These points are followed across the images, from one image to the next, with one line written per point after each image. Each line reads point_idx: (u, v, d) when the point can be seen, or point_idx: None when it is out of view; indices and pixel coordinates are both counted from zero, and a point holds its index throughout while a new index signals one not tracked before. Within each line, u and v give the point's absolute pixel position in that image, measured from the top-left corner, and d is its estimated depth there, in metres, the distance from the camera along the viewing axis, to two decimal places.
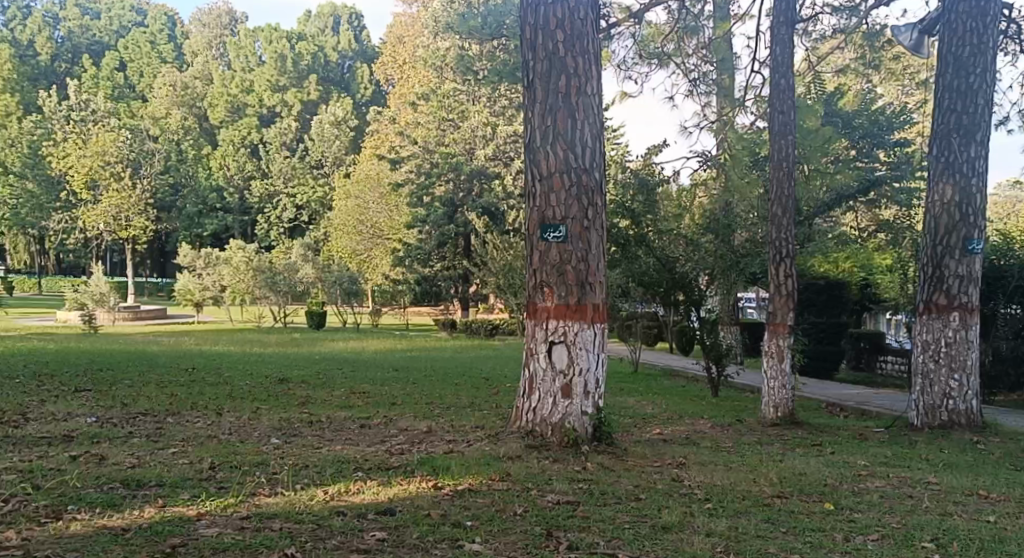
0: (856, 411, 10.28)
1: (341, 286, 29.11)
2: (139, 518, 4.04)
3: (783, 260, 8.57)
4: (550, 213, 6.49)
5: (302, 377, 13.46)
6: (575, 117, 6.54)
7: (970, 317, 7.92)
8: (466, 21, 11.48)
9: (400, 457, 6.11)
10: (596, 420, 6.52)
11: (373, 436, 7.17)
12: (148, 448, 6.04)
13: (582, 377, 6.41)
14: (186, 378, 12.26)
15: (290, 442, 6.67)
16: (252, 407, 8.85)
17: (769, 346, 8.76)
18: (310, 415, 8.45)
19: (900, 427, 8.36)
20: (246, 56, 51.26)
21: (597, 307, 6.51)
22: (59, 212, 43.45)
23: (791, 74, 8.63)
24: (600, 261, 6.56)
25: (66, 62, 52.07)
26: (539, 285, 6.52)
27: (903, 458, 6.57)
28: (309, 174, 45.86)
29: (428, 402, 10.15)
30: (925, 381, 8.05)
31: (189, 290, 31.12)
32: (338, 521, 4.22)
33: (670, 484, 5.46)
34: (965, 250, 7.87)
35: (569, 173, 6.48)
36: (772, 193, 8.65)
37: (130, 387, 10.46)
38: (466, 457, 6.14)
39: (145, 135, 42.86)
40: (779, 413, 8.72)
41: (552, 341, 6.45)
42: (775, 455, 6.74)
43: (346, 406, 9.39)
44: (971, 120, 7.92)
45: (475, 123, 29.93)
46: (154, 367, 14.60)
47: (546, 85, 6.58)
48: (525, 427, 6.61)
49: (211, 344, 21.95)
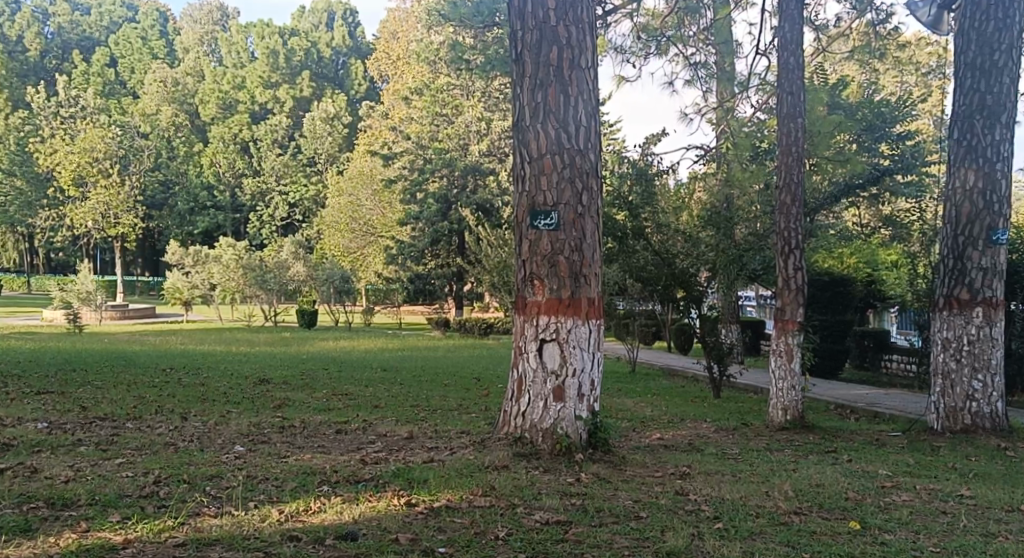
0: (867, 413, 9.72)
1: (332, 284, 28.34)
2: (51, 547, 3.46)
3: (792, 252, 7.98)
4: (540, 198, 5.90)
5: (285, 378, 12.81)
6: (568, 93, 5.94)
7: (995, 313, 7.35)
8: (457, 8, 10.97)
9: (374, 467, 5.53)
10: (592, 426, 5.94)
11: (349, 443, 6.60)
12: (92, 458, 5.41)
13: (575, 379, 5.83)
14: (160, 379, 11.63)
15: (255, 451, 6.08)
16: (221, 411, 8.25)
17: (777, 344, 8.16)
18: (284, 420, 7.83)
19: (918, 431, 7.78)
20: (238, 53, 50.38)
21: (592, 302, 5.92)
22: (47, 209, 42.71)
23: (801, 52, 8.04)
24: (595, 252, 5.97)
25: (56, 57, 51.16)
26: (528, 278, 5.93)
27: (927, 467, 5.98)
28: (302, 172, 45.33)
29: (413, 404, 9.56)
30: (946, 382, 7.45)
31: (178, 289, 30.50)
32: (289, 549, 3.62)
33: (674, 498, 4.87)
34: (989, 240, 7.31)
35: (560, 155, 5.89)
36: (780, 180, 8.08)
37: (97, 389, 9.82)
38: (448, 466, 5.57)
39: (134, 131, 42.14)
40: (787, 416, 8.13)
41: (542, 339, 5.87)
42: (787, 463, 6.15)
43: (325, 410, 8.78)
44: (995, 101, 7.35)
45: (469, 118, 29.32)
46: (131, 367, 14.02)
47: (535, 58, 5.97)
48: (513, 434, 6.02)
49: (197, 344, 21.34)
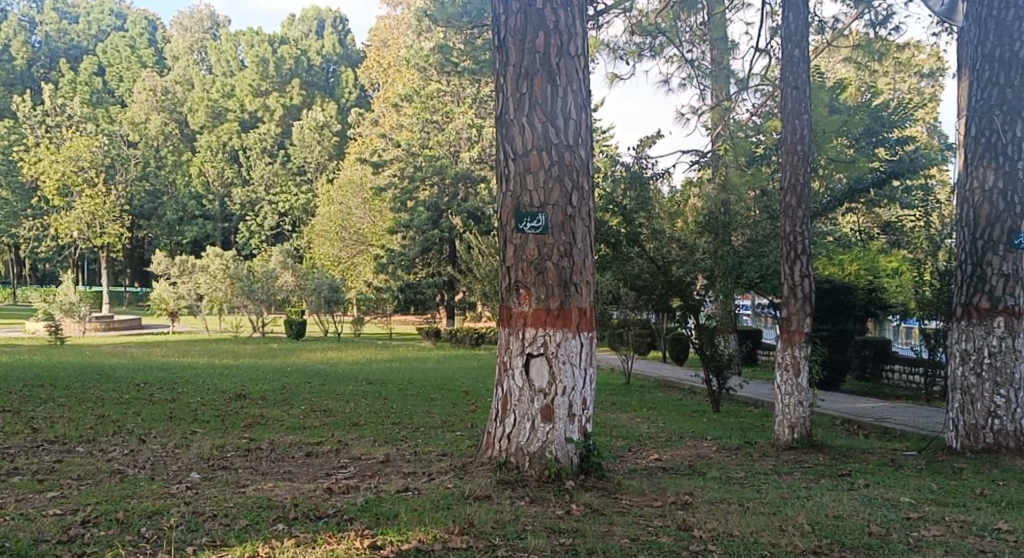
0: (876, 429, 9.21)
1: (321, 294, 27.33)
2: None
3: (798, 257, 7.43)
4: (526, 199, 5.35)
5: (265, 393, 12.18)
6: (557, 83, 5.40)
7: (1018, 322, 6.79)
8: (445, 8, 10.47)
9: (341, 499, 4.96)
10: (584, 449, 5.37)
11: (319, 469, 6.01)
12: (22, 491, 4.81)
13: (565, 398, 5.27)
14: (131, 396, 11.01)
15: (210, 479, 5.49)
16: (185, 431, 7.68)
17: (784, 357, 7.61)
18: (251, 441, 7.24)
19: (935, 450, 7.25)
20: (227, 61, 49.56)
21: (583, 313, 5.37)
22: (31, 219, 41.93)
23: (806, 43, 7.50)
24: (588, 257, 5.43)
25: (43, 66, 50.45)
26: (513, 287, 5.38)
27: (952, 494, 5.41)
28: (292, 181, 44.65)
29: (394, 422, 8.99)
30: (965, 397, 6.93)
31: (163, 299, 29.75)
32: None
33: (676, 536, 4.30)
34: (1010, 245, 6.75)
35: (548, 151, 5.34)
36: (785, 181, 7.54)
37: (55, 407, 9.18)
38: (423, 498, 4.98)
39: (121, 140, 41.57)
40: (794, 434, 7.56)
41: (529, 353, 5.31)
42: (798, 489, 5.58)
43: (298, 429, 8.19)
44: (1017, 95, 6.84)
45: (460, 125, 28.75)
46: (103, 382, 13.34)
47: (519, 45, 5.44)
48: (497, 458, 5.44)
49: (180, 356, 20.66)
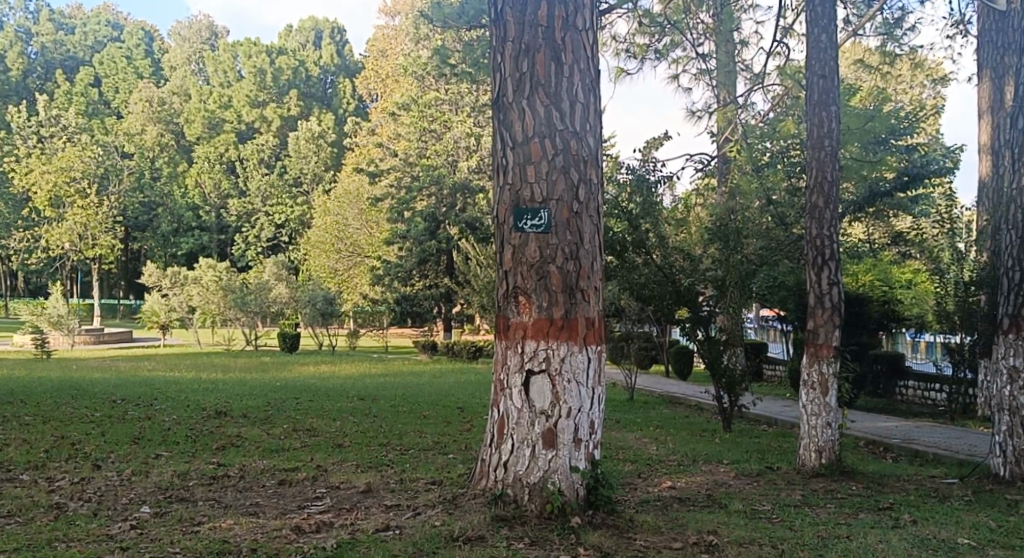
0: (906, 451, 8.53)
1: (314, 306, 26.61)
2: None
3: (826, 264, 6.75)
4: (526, 193, 4.68)
5: (247, 410, 11.43)
6: (561, 61, 4.72)
7: None
8: (441, 8, 9.81)
9: (309, 541, 4.25)
10: (591, 479, 4.63)
11: (290, 502, 5.28)
12: None
13: (570, 421, 4.57)
14: (104, 414, 10.26)
15: (164, 514, 4.80)
16: (147, 455, 6.97)
17: (810, 375, 6.92)
18: (218, 467, 6.51)
19: (979, 479, 6.54)
20: (225, 71, 48.80)
21: (591, 324, 4.68)
22: (22, 230, 41.14)
23: (835, 27, 6.85)
24: (595, 261, 4.73)
25: (38, 77, 49.84)
26: (510, 294, 4.69)
27: (1015, 533, 4.71)
28: (287, 192, 43.97)
29: (382, 443, 8.27)
30: (1015, 418, 6.23)
31: (155, 311, 28.94)
32: None
33: None
34: None
35: (551, 138, 4.67)
36: (811, 178, 6.87)
37: (11, 428, 8.42)
38: (404, 539, 4.25)
39: (116, 151, 40.87)
40: (821, 459, 6.82)
41: (529, 370, 4.61)
42: (835, 527, 4.85)
43: (275, 452, 7.45)
44: None
45: (457, 134, 27.88)
46: (79, 398, 12.53)
47: (518, 19, 4.78)
48: (491, 490, 4.71)
49: (167, 370, 19.84)
